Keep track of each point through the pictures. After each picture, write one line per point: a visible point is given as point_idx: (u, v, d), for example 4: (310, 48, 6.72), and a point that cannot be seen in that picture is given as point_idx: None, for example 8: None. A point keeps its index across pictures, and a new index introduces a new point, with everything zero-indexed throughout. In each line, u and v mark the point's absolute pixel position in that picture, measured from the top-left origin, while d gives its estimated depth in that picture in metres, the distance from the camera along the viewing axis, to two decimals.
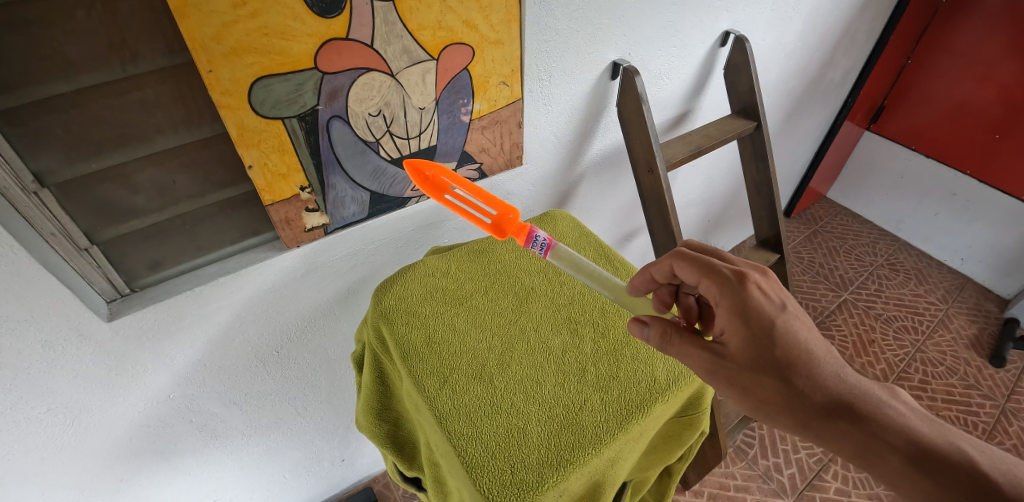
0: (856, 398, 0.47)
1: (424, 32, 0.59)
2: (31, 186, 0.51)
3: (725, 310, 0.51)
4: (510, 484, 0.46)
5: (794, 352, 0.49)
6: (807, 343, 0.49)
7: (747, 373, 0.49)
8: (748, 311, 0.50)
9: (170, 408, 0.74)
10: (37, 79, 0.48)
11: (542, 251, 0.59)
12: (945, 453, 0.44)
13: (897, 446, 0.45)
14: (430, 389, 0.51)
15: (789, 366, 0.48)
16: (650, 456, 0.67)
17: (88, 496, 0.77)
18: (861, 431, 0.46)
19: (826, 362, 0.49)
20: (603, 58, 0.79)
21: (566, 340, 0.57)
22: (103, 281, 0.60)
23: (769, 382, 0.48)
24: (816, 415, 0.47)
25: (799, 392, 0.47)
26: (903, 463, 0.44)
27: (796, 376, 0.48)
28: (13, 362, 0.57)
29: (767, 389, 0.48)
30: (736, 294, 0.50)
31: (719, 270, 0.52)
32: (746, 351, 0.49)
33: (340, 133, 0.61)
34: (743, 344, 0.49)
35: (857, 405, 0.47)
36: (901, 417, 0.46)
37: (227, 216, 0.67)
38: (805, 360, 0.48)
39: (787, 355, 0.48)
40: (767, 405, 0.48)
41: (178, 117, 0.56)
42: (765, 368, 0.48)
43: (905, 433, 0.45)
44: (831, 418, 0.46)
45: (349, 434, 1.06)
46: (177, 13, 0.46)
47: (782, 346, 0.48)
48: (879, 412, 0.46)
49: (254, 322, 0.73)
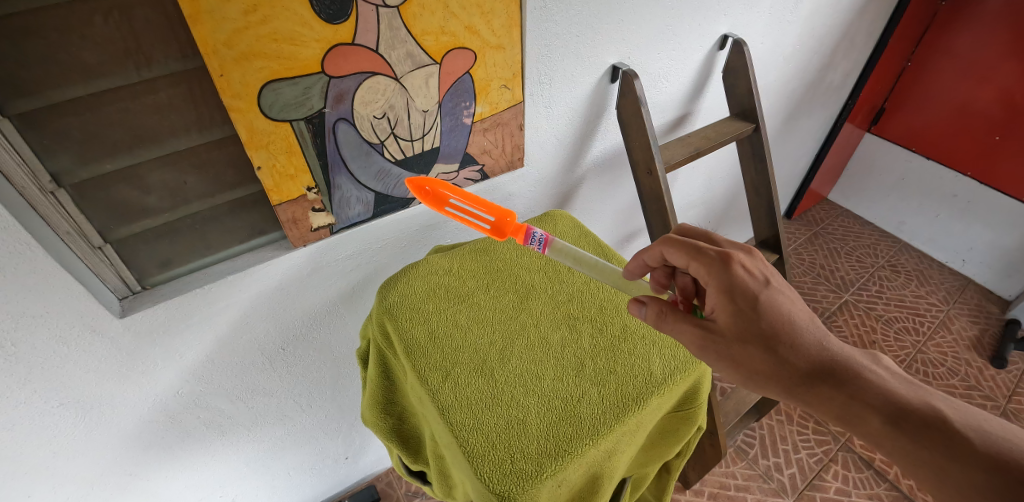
0: (838, 365, 0.51)
1: (427, 37, 0.61)
2: (48, 186, 0.53)
3: (714, 290, 0.53)
4: (509, 472, 0.47)
5: (778, 322, 0.51)
6: (789, 313, 0.52)
7: (736, 349, 0.51)
8: (733, 289, 0.52)
9: (178, 403, 0.76)
10: (56, 83, 0.50)
11: (540, 246, 0.60)
12: (919, 411, 0.48)
13: (877, 408, 0.48)
14: (433, 381, 0.53)
15: (774, 338, 0.51)
16: (649, 451, 0.68)
17: (97, 490, 0.79)
18: (844, 394, 0.50)
19: (811, 330, 0.52)
20: (602, 62, 0.80)
21: (565, 336, 0.58)
22: (115, 279, 0.62)
23: (756, 353, 0.51)
24: (801, 382, 0.50)
25: (784, 361, 0.51)
26: (882, 423, 0.48)
27: (781, 346, 0.51)
28: (28, 356, 0.59)
29: (755, 360, 0.51)
30: (721, 274, 0.52)
31: (706, 253, 0.54)
32: (736, 327, 0.51)
33: (345, 134, 0.63)
34: (732, 318, 0.52)
35: (840, 370, 0.51)
36: (881, 381, 0.50)
37: (235, 217, 0.69)
38: (788, 332, 0.51)
39: (771, 326, 0.51)
40: (756, 375, 0.51)
41: (190, 120, 0.58)
42: (752, 340, 0.51)
43: (884, 397, 0.49)
44: (816, 382, 0.50)
45: (353, 432, 1.07)
46: (191, 20, 0.48)
47: (767, 320, 0.51)
48: (860, 376, 0.50)
49: (262, 319, 0.75)
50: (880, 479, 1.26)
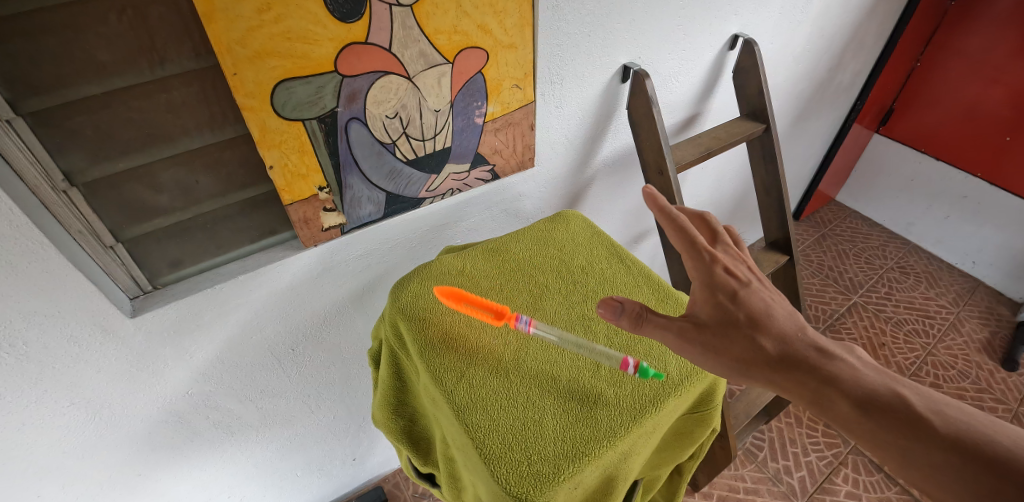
0: (810, 352, 0.51)
1: (440, 36, 0.61)
2: (61, 185, 0.53)
3: (699, 282, 0.55)
4: (528, 475, 0.45)
5: (758, 316, 0.53)
6: (768, 308, 0.53)
7: (716, 336, 0.52)
8: (714, 282, 0.54)
9: (188, 403, 0.76)
10: (70, 81, 0.50)
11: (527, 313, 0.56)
12: (886, 397, 0.47)
13: (848, 393, 0.48)
14: (448, 381, 0.51)
15: (751, 325, 0.52)
16: (663, 453, 0.67)
17: (107, 490, 0.79)
18: (815, 379, 0.49)
19: (787, 322, 0.53)
20: (613, 62, 0.80)
21: (581, 336, 0.56)
22: (126, 278, 0.62)
23: (738, 342, 0.51)
24: (776, 367, 0.50)
25: (762, 349, 0.51)
26: (852, 408, 0.47)
27: (761, 335, 0.52)
28: (38, 356, 0.59)
29: (736, 348, 0.51)
30: (705, 268, 0.55)
31: (696, 245, 0.56)
32: (717, 316, 0.53)
33: (357, 134, 0.63)
34: (712, 311, 0.53)
35: (812, 357, 0.50)
36: (853, 368, 0.50)
37: (247, 216, 0.69)
38: (765, 321, 0.52)
39: (750, 318, 0.52)
40: (740, 363, 0.51)
41: (203, 119, 0.58)
42: (730, 328, 0.52)
43: (853, 383, 0.48)
44: (788, 367, 0.50)
45: (361, 432, 1.07)
46: (205, 18, 0.48)
47: (745, 311, 0.53)
48: (831, 363, 0.50)
49: (272, 319, 0.74)
50: (891, 482, 1.25)
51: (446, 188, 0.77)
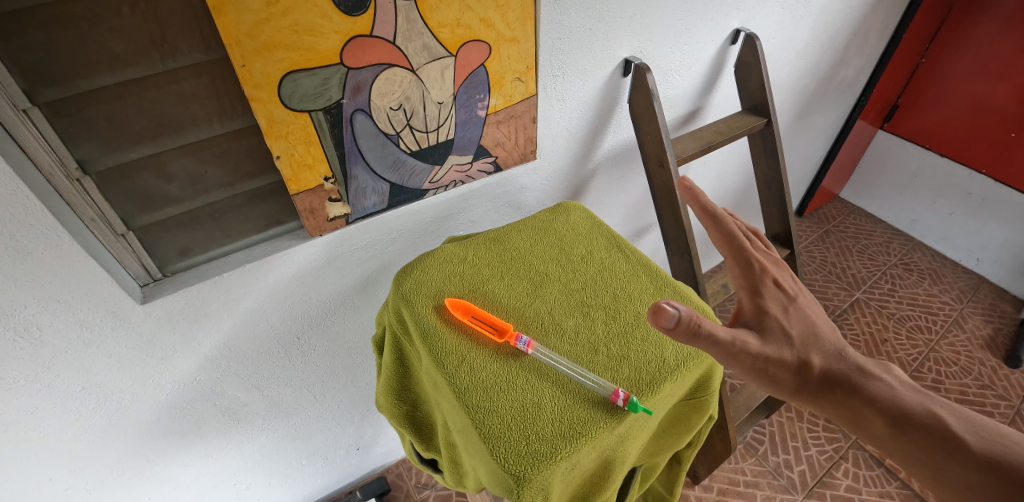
0: (851, 373, 0.54)
1: (444, 30, 0.62)
2: (75, 173, 0.55)
3: (745, 290, 0.55)
4: (525, 453, 0.46)
5: (805, 333, 0.55)
6: (814, 325, 0.56)
7: (770, 349, 0.52)
8: (762, 292, 0.55)
9: (195, 390, 0.78)
10: (83, 72, 0.52)
11: (526, 345, 0.53)
12: (922, 419, 0.51)
13: (883, 414, 0.51)
14: (449, 365, 0.52)
15: (800, 344, 0.54)
16: (660, 440, 0.68)
17: (116, 474, 0.81)
18: (854, 399, 0.53)
19: (830, 340, 0.55)
20: (615, 56, 0.81)
21: (578, 322, 0.57)
22: (137, 265, 0.64)
23: (786, 359, 0.53)
24: (818, 386, 0.53)
25: (806, 367, 0.54)
26: (886, 426, 0.51)
27: (807, 353, 0.54)
28: (51, 340, 0.60)
29: (783, 365, 0.53)
30: (751, 277, 0.55)
31: (745, 253, 0.55)
32: (768, 329, 0.53)
33: (362, 125, 0.64)
34: (758, 319, 0.53)
35: (852, 377, 0.53)
36: (889, 388, 0.53)
37: (254, 206, 0.70)
38: (813, 339, 0.55)
39: (797, 334, 0.54)
40: (783, 379, 0.53)
41: (212, 110, 0.59)
42: (784, 344, 0.53)
43: (889, 403, 0.52)
44: (829, 387, 0.53)
45: (365, 422, 1.09)
46: (215, 11, 0.49)
47: (795, 328, 0.54)
48: (870, 384, 0.53)
49: (278, 307, 0.76)
50: (891, 477, 1.26)
51: (449, 179, 0.78)
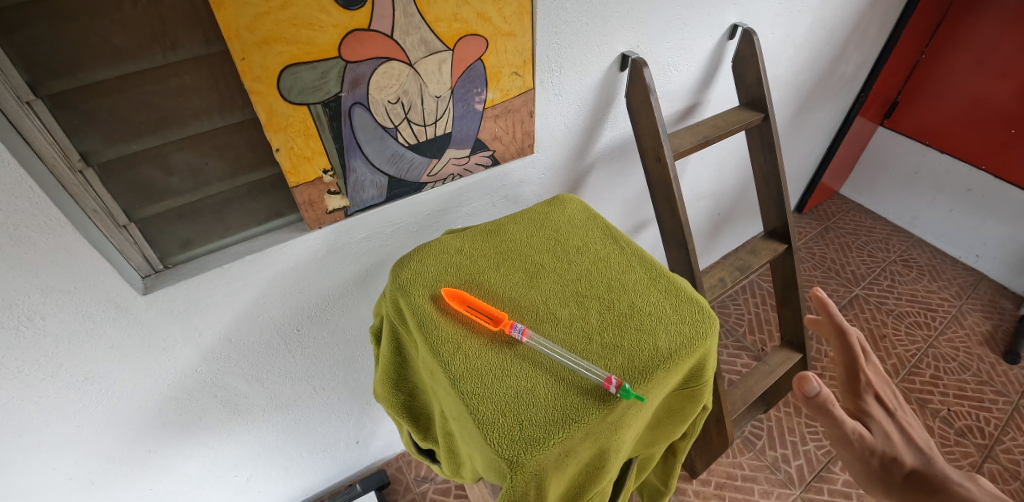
0: (935, 477, 0.57)
1: (441, 24, 0.63)
2: (77, 165, 0.56)
3: (850, 387, 0.61)
4: (518, 439, 0.47)
5: (893, 433, 0.59)
6: (904, 426, 0.60)
7: (872, 445, 0.57)
8: (865, 396, 0.60)
9: (196, 381, 0.79)
10: (86, 65, 0.53)
11: (520, 333, 0.54)
12: None
13: None
14: (445, 353, 0.53)
15: (888, 445, 0.58)
16: (655, 431, 0.69)
17: (118, 464, 0.82)
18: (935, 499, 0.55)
19: (920, 443, 0.59)
20: (612, 50, 0.81)
21: (573, 312, 0.58)
22: (139, 256, 0.65)
23: (878, 455, 0.57)
24: (902, 483, 0.57)
25: (891, 465, 0.58)
26: None
27: (895, 453, 0.58)
28: (55, 330, 0.61)
29: (874, 459, 0.57)
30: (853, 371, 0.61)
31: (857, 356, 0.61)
32: (871, 427, 0.59)
33: (361, 118, 0.65)
34: (865, 415, 0.59)
35: (935, 481, 0.56)
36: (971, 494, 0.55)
37: (254, 198, 0.71)
38: (906, 443, 0.59)
39: (889, 434, 0.59)
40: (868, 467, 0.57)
41: (212, 103, 0.60)
42: (882, 444, 0.58)
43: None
44: (912, 485, 0.57)
45: (364, 415, 1.10)
46: (215, 5, 0.50)
47: (895, 429, 0.60)
48: (954, 487, 0.55)
49: (278, 299, 0.77)
50: None
51: (447, 172, 0.79)
